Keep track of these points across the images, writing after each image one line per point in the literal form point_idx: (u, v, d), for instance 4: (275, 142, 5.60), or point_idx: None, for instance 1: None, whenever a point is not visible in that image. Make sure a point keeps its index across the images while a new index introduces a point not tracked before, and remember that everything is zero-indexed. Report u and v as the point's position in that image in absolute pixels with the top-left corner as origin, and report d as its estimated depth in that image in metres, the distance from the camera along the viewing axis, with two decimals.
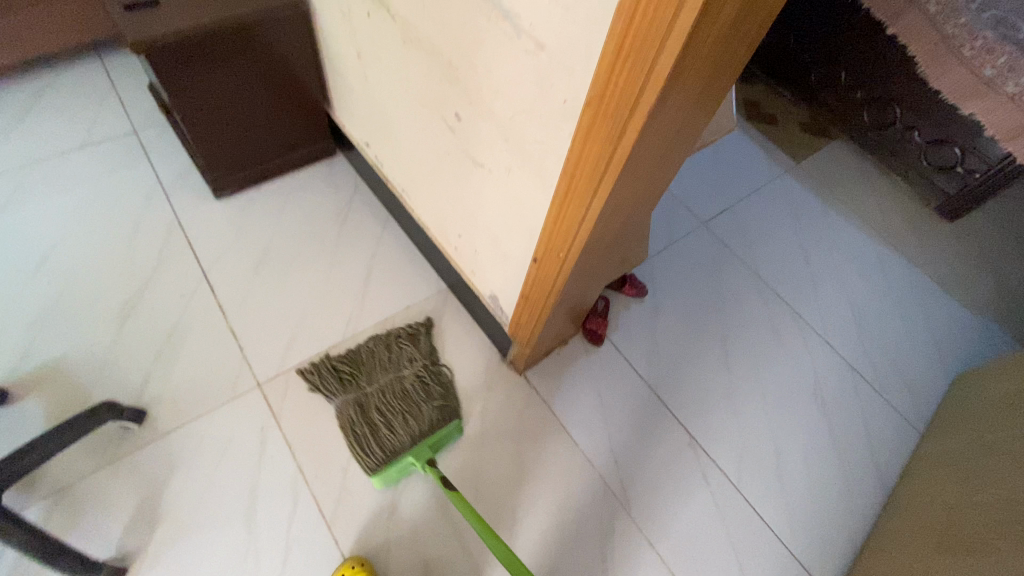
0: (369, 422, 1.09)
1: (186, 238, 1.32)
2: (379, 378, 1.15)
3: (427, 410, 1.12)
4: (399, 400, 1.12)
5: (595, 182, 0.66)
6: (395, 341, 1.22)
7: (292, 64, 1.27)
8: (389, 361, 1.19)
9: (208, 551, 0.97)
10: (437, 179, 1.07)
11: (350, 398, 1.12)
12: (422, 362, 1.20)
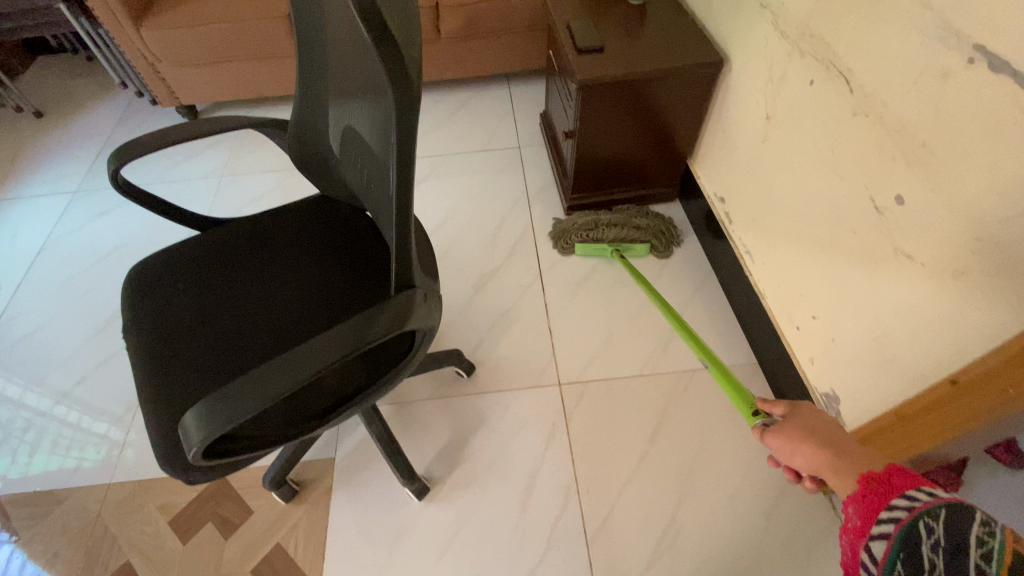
0: (594, 228, 1.47)
1: (535, 239, 1.55)
2: (614, 213, 1.51)
3: (634, 233, 1.46)
4: (620, 223, 1.47)
5: None
6: (639, 211, 1.54)
7: (681, 115, 1.36)
8: (627, 211, 1.53)
9: (488, 510, 1.09)
10: (817, 255, 1.00)
11: (587, 215, 1.52)
12: (649, 218, 1.50)
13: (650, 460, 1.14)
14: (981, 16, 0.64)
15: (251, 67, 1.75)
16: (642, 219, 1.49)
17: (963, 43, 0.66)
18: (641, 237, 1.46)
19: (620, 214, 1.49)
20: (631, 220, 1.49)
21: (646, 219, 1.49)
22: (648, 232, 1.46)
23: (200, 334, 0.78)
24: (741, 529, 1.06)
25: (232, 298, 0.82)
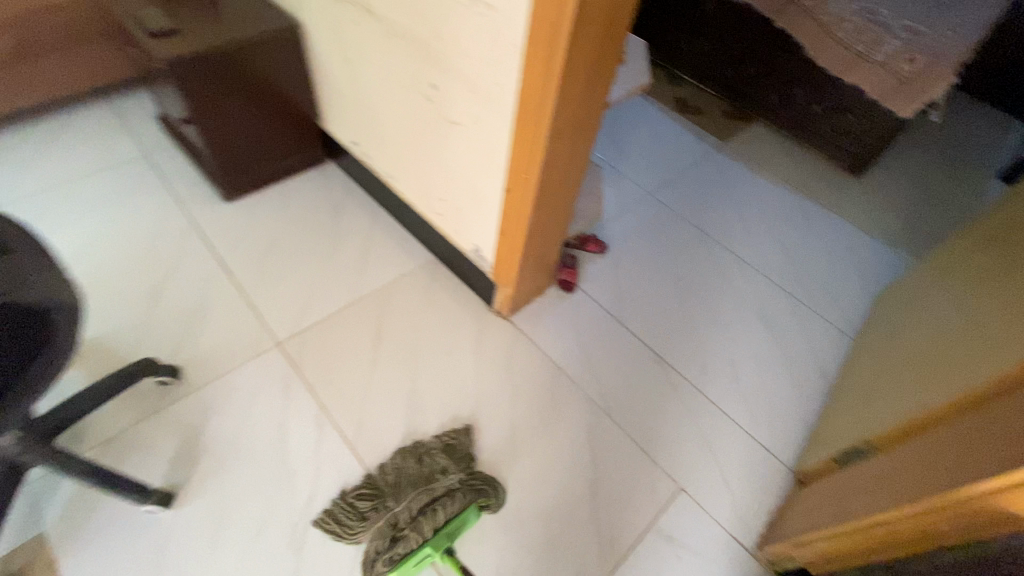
0: (397, 534, 1.03)
1: (200, 235, 1.50)
2: (407, 489, 1.09)
3: (450, 509, 1.06)
4: (427, 500, 1.07)
5: (544, 98, 0.90)
6: (426, 453, 1.15)
7: (286, 82, 1.51)
8: (424, 470, 1.13)
9: (245, 479, 1.10)
10: (420, 150, 1.30)
11: (376, 516, 1.06)
12: (456, 470, 1.13)
13: (379, 362, 1.32)
14: None
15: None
16: (445, 482, 1.10)
17: None
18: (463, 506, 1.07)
19: (417, 493, 1.08)
20: (432, 483, 1.10)
21: (456, 478, 1.11)
22: (466, 491, 1.10)
23: None
24: (462, 371, 1.34)
25: None
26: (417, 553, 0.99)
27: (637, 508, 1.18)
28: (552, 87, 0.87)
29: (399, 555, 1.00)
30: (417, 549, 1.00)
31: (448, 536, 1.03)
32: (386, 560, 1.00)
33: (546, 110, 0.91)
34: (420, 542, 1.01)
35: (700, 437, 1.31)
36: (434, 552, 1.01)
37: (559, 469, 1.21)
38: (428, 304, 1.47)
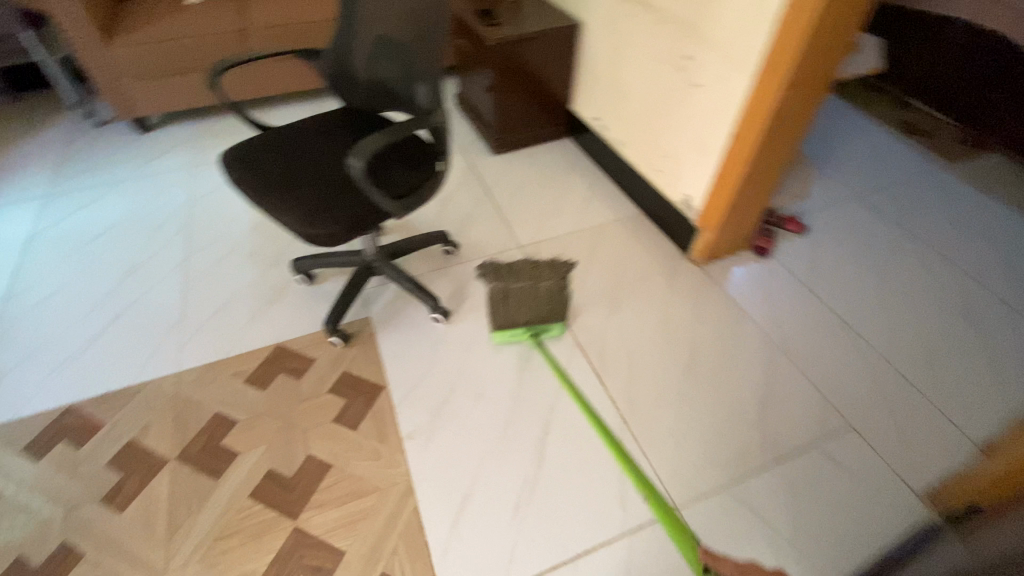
0: (504, 302, 1.41)
1: (475, 172, 2.07)
2: (522, 280, 1.45)
3: (545, 314, 1.44)
4: (530, 298, 1.42)
5: (787, 54, 1.19)
6: (539, 266, 1.49)
7: (559, 67, 2.02)
8: (533, 274, 1.47)
9: (492, 322, 1.54)
10: (659, 114, 1.66)
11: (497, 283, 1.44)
12: (554, 279, 1.44)
13: (591, 275, 1.69)
14: None
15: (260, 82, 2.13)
16: (545, 285, 1.42)
17: None
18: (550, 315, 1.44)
19: (526, 285, 1.42)
20: (536, 285, 1.42)
21: (552, 282, 1.43)
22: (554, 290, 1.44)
23: (294, 173, 1.17)
24: (655, 295, 1.64)
25: (305, 157, 1.22)
26: (515, 329, 1.42)
27: (802, 428, 1.30)
28: (796, 44, 1.16)
29: (505, 323, 1.43)
30: (516, 327, 1.42)
31: (537, 331, 1.45)
32: (493, 322, 1.41)
33: (786, 63, 1.20)
34: (515, 321, 1.42)
35: (880, 393, 1.37)
36: (526, 332, 1.43)
37: (733, 381, 1.40)
38: (633, 245, 1.81)
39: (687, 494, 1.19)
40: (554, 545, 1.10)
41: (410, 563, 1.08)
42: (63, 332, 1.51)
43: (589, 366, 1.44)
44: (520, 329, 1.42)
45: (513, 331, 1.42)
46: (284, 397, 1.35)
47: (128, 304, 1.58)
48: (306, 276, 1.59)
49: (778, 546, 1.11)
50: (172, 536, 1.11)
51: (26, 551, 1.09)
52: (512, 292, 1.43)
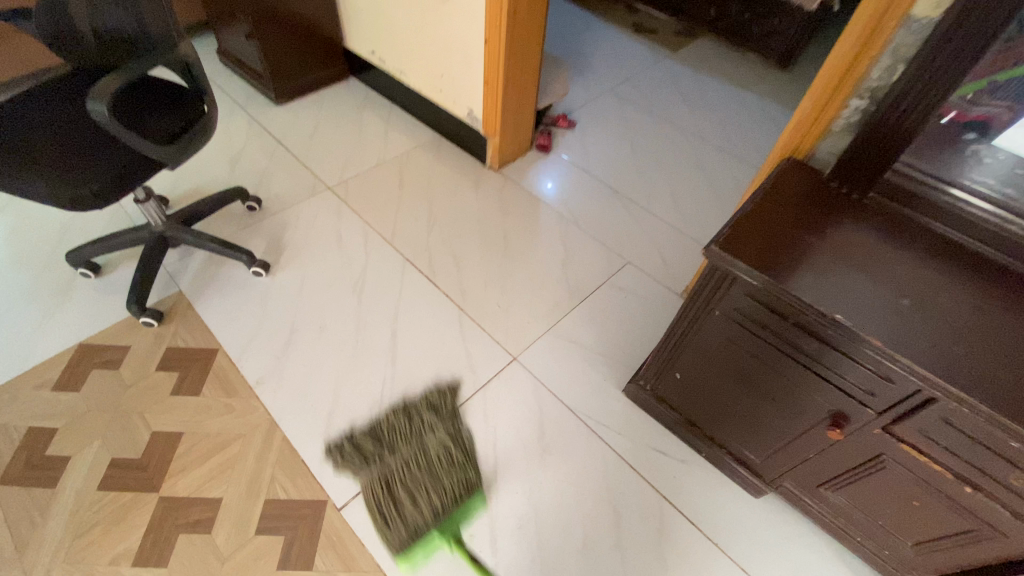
0: (396, 493, 1.12)
1: (261, 127, 1.99)
2: (401, 448, 1.19)
3: (454, 490, 1.13)
4: (427, 477, 1.14)
5: None
6: (416, 411, 1.26)
7: (320, 4, 1.98)
8: (411, 429, 1.23)
9: (318, 263, 1.58)
10: (424, 35, 1.77)
11: (375, 473, 1.15)
12: (444, 429, 1.23)
13: (403, 200, 1.80)
14: None
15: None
16: (435, 444, 1.19)
17: None
18: (457, 493, 1.13)
19: (413, 454, 1.17)
20: (437, 476, 1.15)
21: (444, 435, 1.22)
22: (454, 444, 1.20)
23: (26, 140, 1.06)
24: (466, 203, 1.81)
25: (39, 124, 1.10)
26: (424, 536, 1.08)
27: (597, 274, 1.62)
28: None
29: (410, 536, 1.07)
30: (425, 535, 1.08)
31: (457, 528, 1.10)
32: (393, 545, 1.06)
33: None
34: (421, 525, 1.09)
35: (646, 233, 1.74)
36: (444, 538, 1.08)
37: (541, 255, 1.66)
38: (436, 165, 1.94)
39: (521, 348, 1.43)
40: None
41: (292, 483, 1.15)
42: None
43: (417, 275, 1.58)
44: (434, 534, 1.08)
45: (422, 543, 1.07)
46: (105, 390, 1.26)
47: None
48: (88, 270, 1.44)
49: (593, 361, 1.41)
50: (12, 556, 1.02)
51: None
52: (400, 481, 1.14)
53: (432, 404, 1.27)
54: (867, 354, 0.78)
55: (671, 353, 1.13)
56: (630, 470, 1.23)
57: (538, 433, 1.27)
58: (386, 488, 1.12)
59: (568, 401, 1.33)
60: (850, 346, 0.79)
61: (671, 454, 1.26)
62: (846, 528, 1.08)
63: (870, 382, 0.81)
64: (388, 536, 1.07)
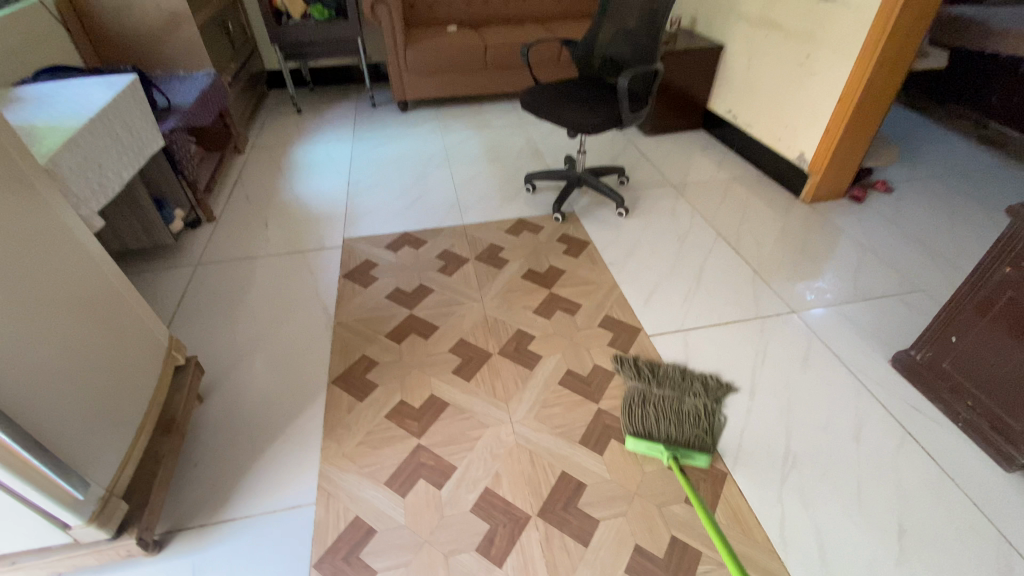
0: (646, 408, 1.45)
1: (634, 144, 2.90)
2: (666, 388, 1.50)
3: (688, 438, 1.37)
4: (675, 412, 1.44)
5: (874, 48, 1.94)
6: (691, 382, 1.52)
7: (704, 74, 2.84)
8: (680, 384, 1.52)
9: (659, 218, 2.27)
10: (783, 99, 2.42)
11: (637, 391, 1.50)
12: (705, 402, 1.47)
13: (726, 203, 2.42)
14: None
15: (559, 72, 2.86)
16: (692, 404, 1.46)
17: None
18: (693, 438, 1.37)
19: (672, 395, 1.48)
20: (681, 403, 1.46)
21: (703, 406, 1.46)
22: (705, 414, 1.44)
23: (566, 99, 2.04)
24: (774, 217, 2.33)
25: (570, 93, 2.09)
26: (651, 442, 1.35)
27: (883, 287, 1.92)
28: (880, 41, 1.92)
29: (640, 431, 1.39)
30: (653, 440, 1.36)
31: (679, 454, 1.32)
32: (627, 427, 1.41)
33: (874, 54, 1.95)
34: (653, 432, 1.39)
35: (944, 277, 1.95)
36: (665, 452, 1.33)
37: (832, 263, 2.04)
38: (754, 191, 2.52)
39: (800, 307, 1.83)
40: (713, 317, 1.78)
41: (624, 313, 1.80)
42: (389, 203, 2.43)
43: (726, 245, 2.13)
44: (659, 445, 1.34)
45: (649, 443, 1.34)
46: (530, 239, 2.17)
47: (424, 193, 2.51)
48: (530, 185, 2.48)
49: (864, 336, 1.71)
50: (482, 287, 1.92)
51: (403, 285, 1.93)
52: (655, 402, 1.47)
53: (703, 386, 1.51)
54: None
55: (952, 313, 1.42)
56: (880, 405, 1.49)
57: (803, 354, 1.65)
58: (644, 405, 1.45)
59: (833, 348, 1.67)
60: None
61: (924, 412, 1.47)
62: None
63: None
64: (629, 423, 1.41)
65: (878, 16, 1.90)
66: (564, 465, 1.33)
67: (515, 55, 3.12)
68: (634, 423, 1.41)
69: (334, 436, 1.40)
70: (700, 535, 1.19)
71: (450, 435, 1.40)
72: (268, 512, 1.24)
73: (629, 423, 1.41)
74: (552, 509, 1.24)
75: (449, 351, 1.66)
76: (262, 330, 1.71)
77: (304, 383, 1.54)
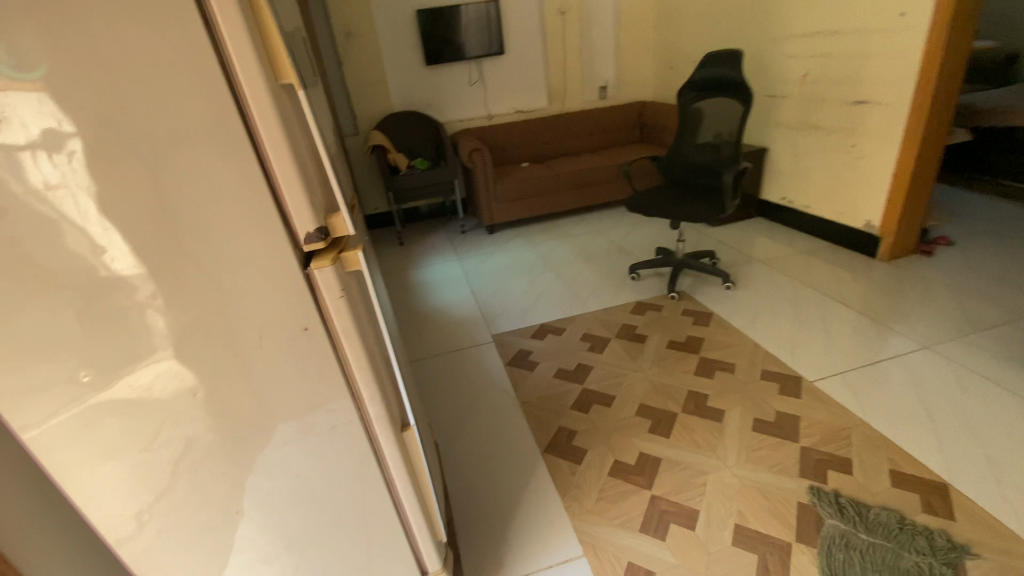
0: (849, 553, 1.27)
1: (707, 234, 3.31)
2: (876, 537, 1.30)
3: None
4: (886, 567, 1.23)
5: (915, 132, 2.40)
6: (912, 533, 1.29)
7: (755, 172, 3.35)
8: (897, 535, 1.30)
9: (762, 289, 2.56)
10: (837, 181, 2.86)
11: (840, 530, 1.32)
12: (932, 564, 1.22)
13: (814, 270, 2.73)
14: (844, 98, 2.70)
15: (643, 178, 3.34)
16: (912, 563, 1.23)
17: (843, 104, 2.71)
18: None
19: (884, 548, 1.27)
20: (897, 560, 1.24)
21: (929, 567, 1.21)
22: None
23: (671, 199, 2.46)
24: (862, 276, 2.62)
25: (671, 195, 2.52)
26: None
27: (993, 319, 2.13)
28: (919, 127, 2.38)
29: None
30: None
31: None
32: (823, 568, 1.24)
33: (915, 137, 2.41)
34: None
35: None
36: None
37: (935, 305, 2.28)
38: (833, 258, 2.85)
39: (931, 342, 2.03)
40: (857, 360, 1.97)
41: (777, 366, 1.99)
42: (517, 303, 2.74)
43: (835, 302, 2.39)
44: None
45: None
46: (658, 318, 2.43)
47: (544, 292, 2.83)
48: (636, 275, 2.82)
49: (1001, 359, 1.89)
50: (636, 360, 2.14)
51: (565, 365, 2.14)
52: (861, 549, 1.27)
53: (929, 544, 1.25)
54: None
55: None
56: None
57: (957, 381, 1.81)
58: (846, 549, 1.27)
59: (980, 371, 1.84)
60: None
61: None
62: None
63: None
64: (827, 565, 1.25)
65: (910, 109, 2.39)
66: (797, 497, 1.44)
67: (585, 175, 3.68)
68: (831, 567, 1.24)
69: (572, 495, 1.52)
70: (961, 539, 1.27)
71: (676, 483, 1.52)
72: (545, 569, 1.31)
73: (824, 564, 1.26)
74: (806, 534, 1.33)
75: (636, 414, 1.82)
76: (463, 413, 1.89)
77: (522, 454, 1.68)
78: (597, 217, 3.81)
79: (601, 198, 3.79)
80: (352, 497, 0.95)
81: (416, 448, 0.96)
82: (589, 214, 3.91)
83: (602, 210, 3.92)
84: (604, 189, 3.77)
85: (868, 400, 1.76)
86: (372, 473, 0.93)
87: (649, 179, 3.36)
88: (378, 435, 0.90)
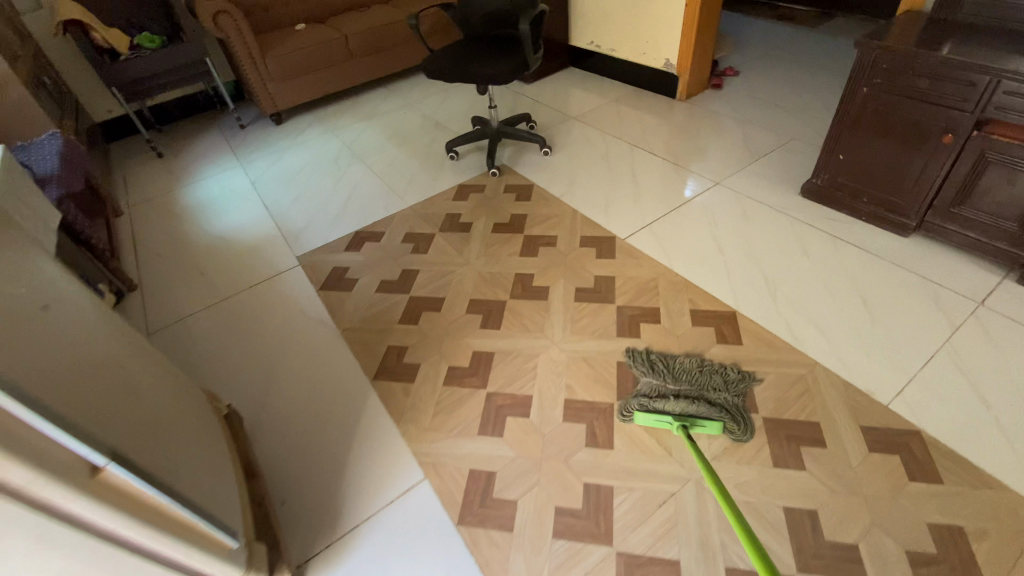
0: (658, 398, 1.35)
1: (522, 93, 3.08)
2: (680, 380, 1.39)
3: (697, 407, 1.31)
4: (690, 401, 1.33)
5: None
6: (708, 368, 1.41)
7: (560, 16, 3.08)
8: (696, 375, 1.41)
9: (578, 148, 2.50)
10: (635, 18, 2.74)
11: (651, 382, 1.39)
12: (724, 392, 1.35)
13: (625, 120, 2.72)
14: None
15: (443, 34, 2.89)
16: (710, 394, 1.34)
17: None
18: (708, 417, 1.28)
19: (688, 387, 1.37)
20: (697, 395, 1.35)
21: (722, 394, 1.34)
22: (725, 406, 1.31)
23: (470, 59, 2.14)
24: (665, 119, 2.67)
25: (471, 53, 2.19)
26: (659, 413, 1.31)
27: (766, 146, 2.34)
28: None
29: (650, 406, 1.33)
30: (660, 412, 1.31)
31: (688, 422, 1.28)
32: (641, 425, 1.33)
33: None
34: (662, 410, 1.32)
35: (803, 125, 2.44)
36: (674, 422, 1.28)
37: (723, 140, 2.43)
38: (640, 103, 2.85)
39: (722, 179, 2.17)
40: (662, 208, 2.05)
41: (594, 230, 1.99)
42: (322, 210, 2.34)
43: (643, 151, 2.42)
44: (667, 416, 1.30)
45: (657, 416, 1.30)
46: (481, 199, 2.26)
47: (353, 191, 2.44)
48: (453, 153, 2.55)
49: (773, 182, 2.10)
50: (460, 252, 1.99)
51: (386, 276, 1.92)
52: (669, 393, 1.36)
53: (722, 376, 1.39)
54: (966, 77, 1.44)
55: (837, 137, 1.81)
56: (809, 227, 1.87)
57: (741, 211, 1.99)
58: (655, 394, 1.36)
59: (758, 198, 2.04)
60: (952, 79, 1.47)
61: (837, 220, 1.88)
62: (979, 237, 1.62)
63: (972, 94, 1.45)
64: (639, 408, 1.33)
65: None
66: (618, 357, 1.51)
67: (376, 36, 3.08)
68: (640, 396, 1.37)
69: (406, 419, 1.41)
70: (745, 360, 1.45)
71: (510, 375, 1.50)
72: (386, 507, 1.22)
73: (636, 404, 1.34)
74: (627, 392, 1.41)
75: (465, 313, 1.72)
76: (271, 360, 1.63)
77: (344, 389, 1.51)
78: (403, 87, 3.31)
79: (403, 62, 3.25)
80: (57, 571, 0.70)
81: (132, 482, 0.72)
82: (395, 84, 3.39)
83: (409, 78, 3.41)
84: (404, 51, 3.22)
85: (672, 247, 1.86)
86: (70, 540, 0.68)
87: (450, 35, 2.91)
88: (49, 498, 0.64)
